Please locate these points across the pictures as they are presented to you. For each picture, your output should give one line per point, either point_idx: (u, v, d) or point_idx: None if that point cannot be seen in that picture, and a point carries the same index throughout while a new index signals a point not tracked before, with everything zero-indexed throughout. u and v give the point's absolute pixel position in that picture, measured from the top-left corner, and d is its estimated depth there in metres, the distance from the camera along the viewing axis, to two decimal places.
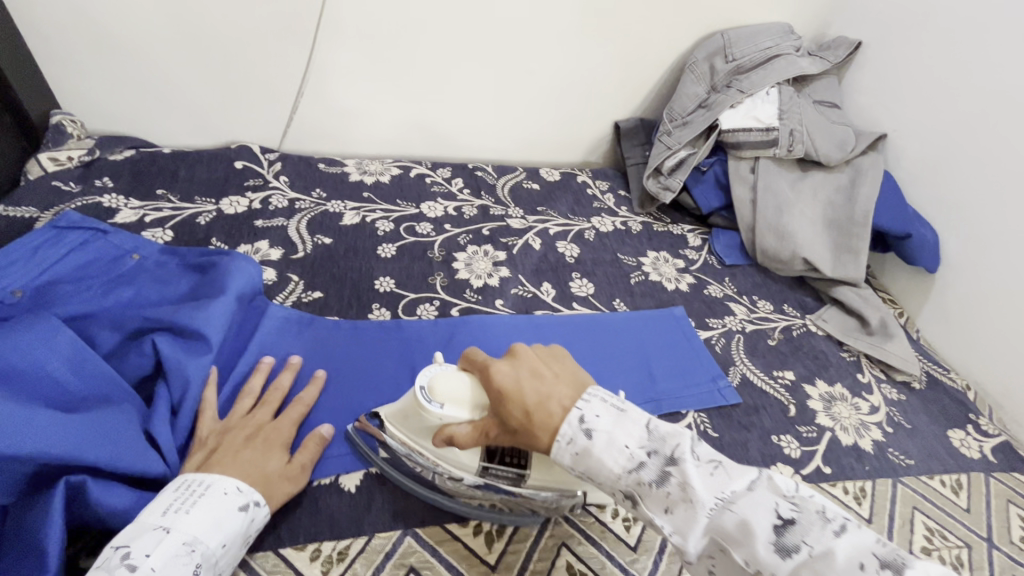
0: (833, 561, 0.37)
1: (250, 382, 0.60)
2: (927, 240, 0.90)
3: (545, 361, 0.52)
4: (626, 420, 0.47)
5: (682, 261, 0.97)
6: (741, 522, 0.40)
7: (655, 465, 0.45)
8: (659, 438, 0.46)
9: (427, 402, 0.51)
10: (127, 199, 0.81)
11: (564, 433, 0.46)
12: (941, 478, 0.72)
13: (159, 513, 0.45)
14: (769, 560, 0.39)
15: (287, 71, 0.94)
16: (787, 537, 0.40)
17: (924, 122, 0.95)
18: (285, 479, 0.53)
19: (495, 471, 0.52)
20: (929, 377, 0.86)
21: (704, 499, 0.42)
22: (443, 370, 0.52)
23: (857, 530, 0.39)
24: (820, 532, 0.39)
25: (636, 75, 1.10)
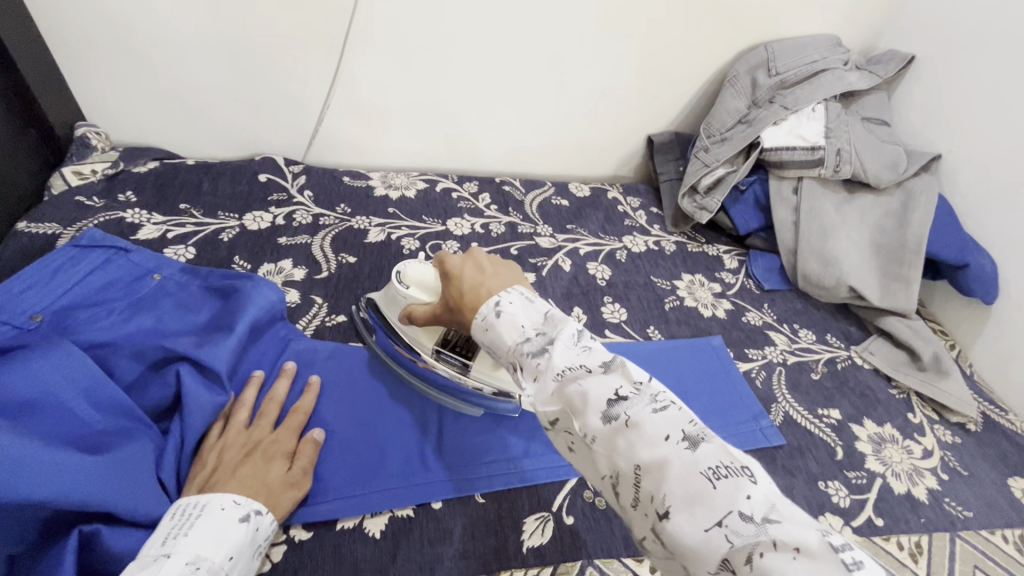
0: (642, 430, 0.37)
1: (243, 394, 0.57)
2: (986, 269, 0.84)
3: (495, 263, 0.54)
4: (532, 307, 0.47)
5: (719, 284, 0.93)
6: (582, 394, 0.40)
7: (538, 342, 0.44)
8: (553, 322, 0.45)
9: (400, 283, 0.63)
10: (150, 214, 0.80)
11: (481, 312, 0.48)
12: (1002, 533, 0.67)
13: (158, 544, 0.43)
14: (594, 425, 0.39)
15: (314, 82, 0.91)
16: (614, 409, 0.39)
17: (984, 142, 0.89)
18: (289, 486, 0.51)
19: (445, 356, 0.63)
20: (985, 417, 0.80)
21: (556, 365, 0.42)
22: (420, 262, 0.64)
23: (676, 410, 0.38)
24: (642, 406, 0.38)
25: (672, 88, 1.05)
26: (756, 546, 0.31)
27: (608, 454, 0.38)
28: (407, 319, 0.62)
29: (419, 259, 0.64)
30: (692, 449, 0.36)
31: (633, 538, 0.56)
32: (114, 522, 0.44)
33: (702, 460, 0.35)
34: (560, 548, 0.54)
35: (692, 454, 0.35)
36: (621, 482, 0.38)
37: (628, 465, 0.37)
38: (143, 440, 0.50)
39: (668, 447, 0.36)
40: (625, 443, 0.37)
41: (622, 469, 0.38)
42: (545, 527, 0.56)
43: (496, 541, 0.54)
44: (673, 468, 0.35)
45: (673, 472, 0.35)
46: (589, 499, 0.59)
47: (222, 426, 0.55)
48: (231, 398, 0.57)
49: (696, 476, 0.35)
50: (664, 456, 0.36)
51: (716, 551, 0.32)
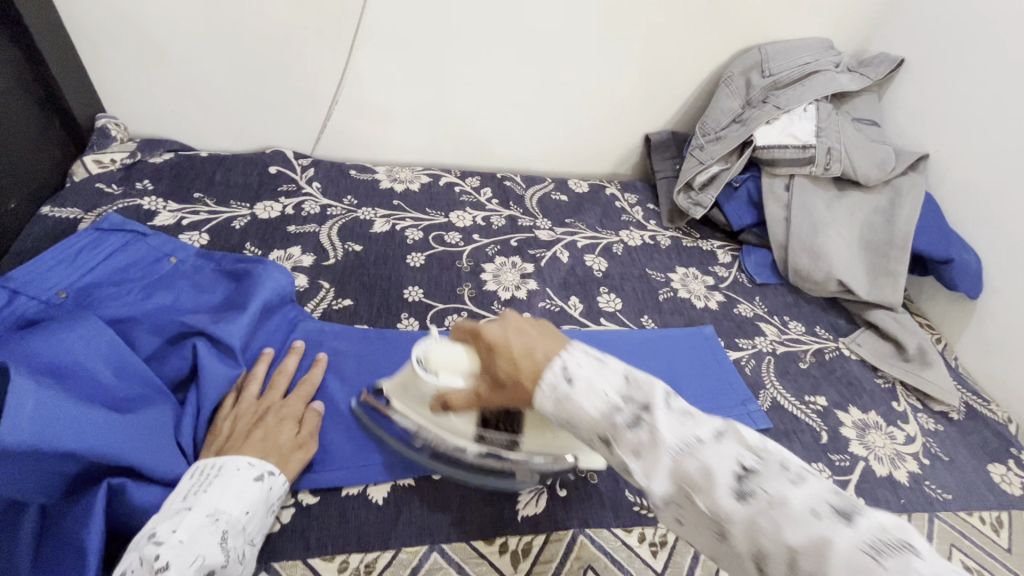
0: (789, 508, 0.34)
1: (254, 368, 0.60)
2: (970, 264, 0.87)
3: (535, 323, 0.50)
4: (606, 369, 0.43)
5: (712, 278, 0.96)
6: (702, 467, 0.37)
7: (630, 411, 0.41)
8: (637, 385, 0.42)
9: (422, 370, 0.54)
10: (165, 202, 0.83)
11: (547, 380, 0.44)
12: (980, 514, 0.69)
13: (180, 499, 0.46)
14: (728, 506, 0.36)
15: (323, 79, 0.95)
16: (746, 485, 0.36)
17: (969, 142, 0.92)
18: (298, 449, 0.55)
19: (489, 437, 0.57)
20: (968, 407, 0.83)
21: (667, 441, 0.39)
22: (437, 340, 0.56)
23: (815, 480, 0.36)
24: (779, 480, 0.36)
25: (669, 88, 1.09)
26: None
27: (748, 536, 0.35)
28: (442, 407, 0.55)
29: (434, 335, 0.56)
30: (850, 525, 0.33)
31: (623, 510, 0.59)
32: (138, 478, 0.47)
33: (862, 535, 0.32)
34: (553, 517, 0.57)
35: (851, 530, 0.33)
36: (765, 563, 0.35)
37: (775, 546, 0.34)
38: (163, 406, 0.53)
39: (821, 523, 0.33)
40: (767, 523, 0.35)
41: (767, 548, 0.35)
42: (539, 498, 0.59)
43: (492, 510, 0.57)
44: (834, 547, 0.32)
45: (836, 548, 0.32)
46: (582, 473, 0.62)
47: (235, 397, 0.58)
48: (244, 372, 0.60)
49: (860, 555, 0.32)
50: (820, 533, 0.33)
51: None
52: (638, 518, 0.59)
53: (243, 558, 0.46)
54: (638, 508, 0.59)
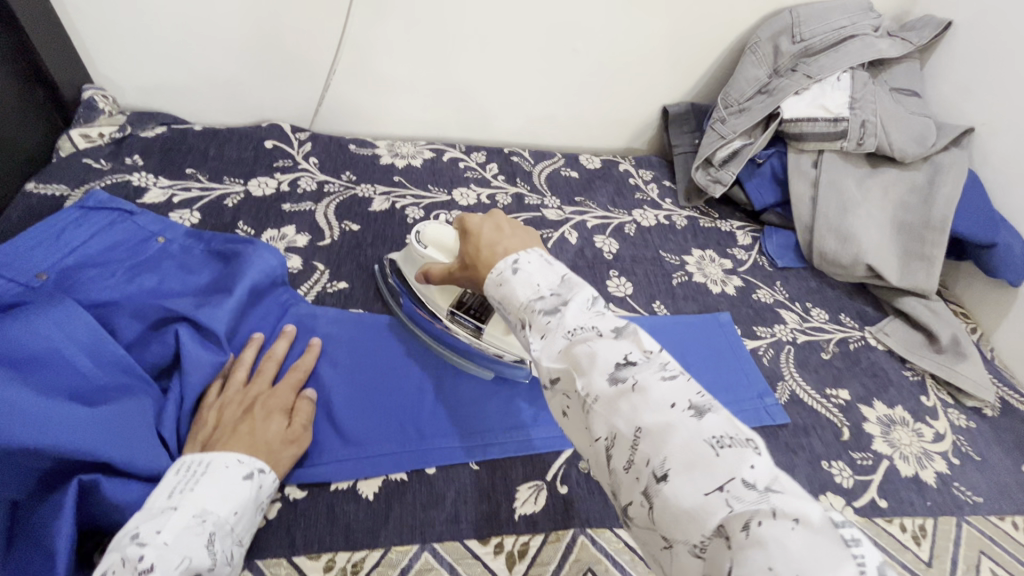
0: (649, 396, 0.36)
1: (242, 354, 0.58)
2: (1015, 248, 0.80)
3: (514, 224, 0.53)
4: (551, 270, 0.45)
5: (730, 261, 0.90)
6: (590, 354, 0.39)
7: (552, 302, 0.43)
8: (569, 286, 0.44)
9: (420, 243, 0.65)
10: (156, 177, 0.80)
11: (497, 268, 0.47)
12: (1013, 520, 0.65)
13: (165, 497, 0.44)
14: (600, 386, 0.37)
15: (321, 47, 0.90)
16: (622, 372, 0.37)
17: (1020, 115, 0.84)
18: (289, 443, 0.52)
19: (459, 320, 0.63)
20: (1003, 402, 0.77)
21: (570, 325, 0.41)
22: (438, 224, 0.65)
23: (685, 381, 0.37)
24: (650, 373, 0.37)
25: (689, 56, 1.01)
26: (755, 514, 0.29)
27: (606, 416, 0.37)
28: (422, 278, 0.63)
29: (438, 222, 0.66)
30: (698, 418, 0.34)
31: None
32: (112, 473, 0.45)
33: (708, 429, 0.33)
34: (552, 516, 0.54)
35: (698, 424, 0.34)
36: (615, 446, 0.36)
37: (627, 428, 0.36)
38: (143, 397, 0.50)
39: (673, 412, 0.35)
40: (627, 406, 0.36)
41: (619, 429, 0.36)
42: (538, 496, 0.56)
43: (489, 507, 0.54)
44: (678, 433, 0.34)
45: (677, 437, 0.33)
46: (585, 470, 0.58)
47: (222, 385, 0.55)
48: (230, 359, 0.57)
49: (699, 445, 0.33)
50: (666, 421, 0.34)
51: (712, 517, 0.31)
52: None
53: (231, 561, 0.44)
54: None
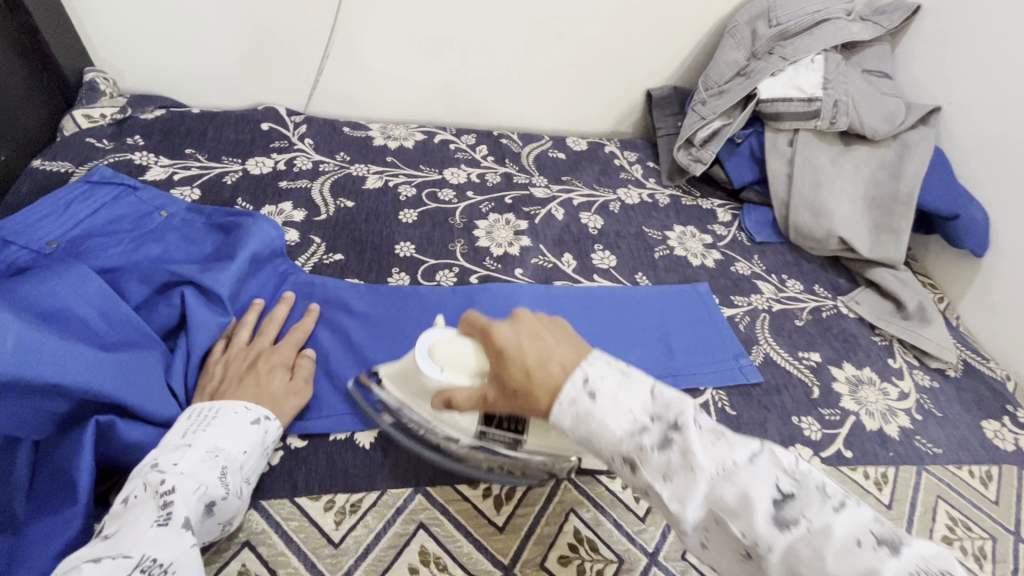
0: (832, 537, 0.33)
1: (244, 317, 0.62)
2: (977, 220, 0.85)
3: (549, 326, 0.48)
4: (632, 384, 0.42)
5: (711, 236, 0.94)
6: (742, 494, 0.36)
7: (658, 431, 0.40)
8: (665, 404, 0.41)
9: (426, 363, 0.51)
10: (156, 157, 0.83)
11: (567, 394, 0.42)
12: (970, 469, 0.69)
13: (179, 436, 0.48)
14: (769, 534, 0.35)
15: (315, 33, 0.93)
16: (784, 510, 0.35)
17: (983, 94, 0.88)
18: (291, 394, 0.56)
19: (492, 436, 0.52)
20: (966, 364, 0.82)
21: (705, 466, 0.38)
22: (443, 334, 0.53)
23: (857, 506, 0.35)
24: (821, 507, 0.35)
25: (671, 41, 1.05)
26: None
27: (784, 564, 0.34)
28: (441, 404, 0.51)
29: (437, 327, 0.54)
30: (896, 556, 0.33)
31: None
32: (126, 417, 0.48)
33: (908, 566, 0.32)
34: None
35: (897, 561, 0.32)
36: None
37: None
38: (152, 352, 0.54)
39: (866, 554, 0.33)
40: (811, 553, 0.34)
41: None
42: None
43: None
44: None
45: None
46: None
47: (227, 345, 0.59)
48: (233, 322, 0.61)
49: None
50: (870, 564, 0.32)
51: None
52: None
53: (241, 494, 0.47)
54: None
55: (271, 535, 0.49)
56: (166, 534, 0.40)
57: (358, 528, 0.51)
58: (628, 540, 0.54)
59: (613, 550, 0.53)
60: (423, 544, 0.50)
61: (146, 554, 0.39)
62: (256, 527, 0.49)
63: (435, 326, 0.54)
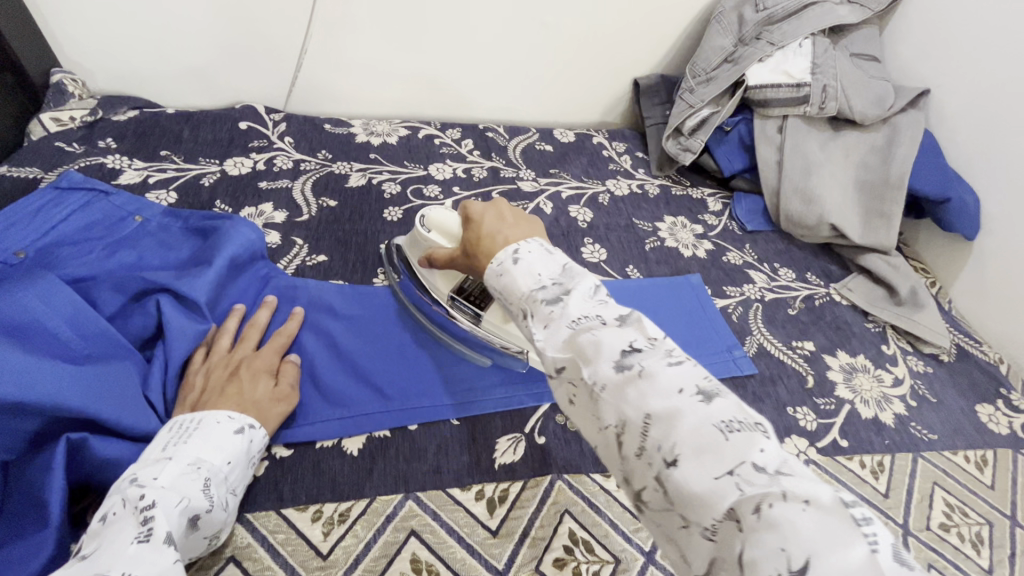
0: (655, 380, 0.35)
1: (225, 323, 0.60)
2: (968, 203, 0.84)
3: (517, 214, 0.52)
4: (552, 259, 0.45)
5: (701, 226, 0.93)
6: (594, 342, 0.37)
7: (554, 291, 0.42)
8: (570, 275, 0.43)
9: (423, 226, 0.65)
10: (130, 160, 0.81)
11: (498, 259, 0.45)
12: (965, 454, 0.69)
13: (158, 450, 0.46)
14: (605, 373, 0.36)
15: (290, 28, 0.90)
16: (627, 359, 0.36)
17: (974, 75, 0.87)
18: (277, 401, 0.54)
19: (457, 304, 0.65)
20: (959, 348, 0.81)
21: (571, 313, 0.40)
22: (444, 208, 0.65)
23: (691, 365, 0.36)
24: (656, 359, 0.36)
25: (657, 27, 1.03)
26: (767, 497, 0.28)
27: (614, 405, 0.36)
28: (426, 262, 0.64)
29: (445, 206, 0.66)
30: (707, 403, 0.33)
31: (601, 456, 0.59)
32: (101, 432, 0.47)
33: (716, 413, 0.32)
34: (530, 463, 0.57)
35: (707, 409, 0.33)
36: (625, 432, 0.35)
37: (635, 414, 0.35)
38: (127, 363, 0.52)
39: (679, 397, 0.34)
40: (634, 393, 0.35)
41: (629, 417, 0.35)
42: (517, 447, 0.58)
43: (470, 459, 0.57)
44: (684, 417, 0.33)
45: (685, 422, 0.33)
46: (561, 421, 0.61)
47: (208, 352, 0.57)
48: (213, 327, 0.59)
49: (708, 429, 0.32)
50: (675, 406, 0.33)
51: (725, 500, 0.30)
52: None
53: (226, 508, 0.46)
54: None
55: (258, 549, 0.48)
56: (147, 550, 0.38)
57: (347, 538, 0.49)
58: (624, 539, 0.53)
59: (609, 551, 0.52)
60: (415, 552, 0.49)
61: (126, 570, 0.36)
62: (242, 541, 0.48)
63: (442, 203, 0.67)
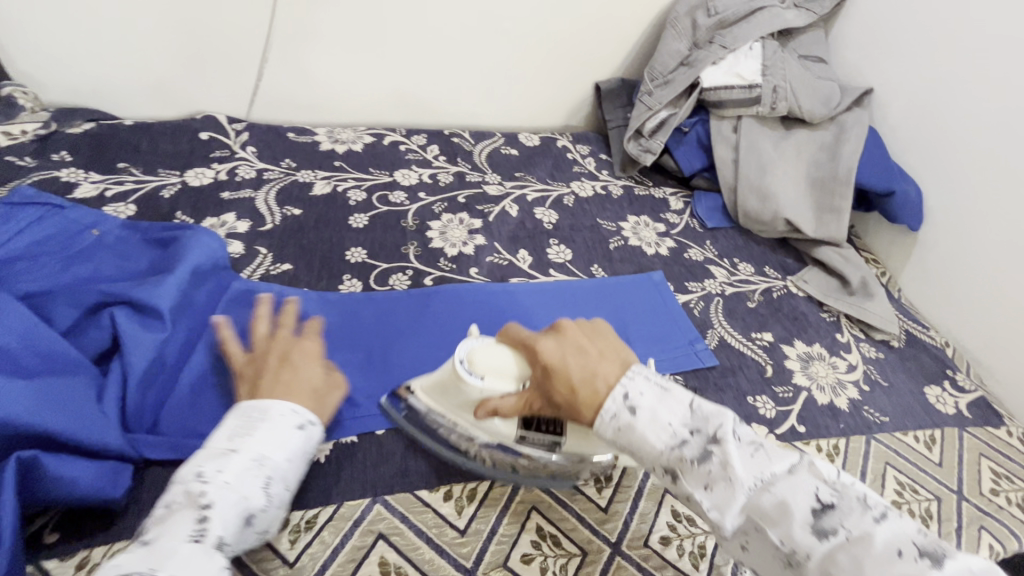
0: (871, 545, 0.36)
1: (260, 315, 0.61)
2: (911, 196, 0.88)
3: (587, 339, 0.52)
4: (670, 398, 0.46)
5: (664, 225, 0.96)
6: (779, 503, 0.40)
7: (698, 444, 0.43)
8: (703, 418, 0.45)
9: (468, 372, 0.54)
10: (86, 173, 0.79)
11: (608, 410, 0.46)
12: (915, 434, 0.72)
13: (225, 439, 0.48)
14: (806, 540, 0.38)
15: (251, 37, 0.90)
16: (825, 521, 0.39)
17: (912, 74, 0.92)
18: (331, 388, 0.57)
19: (530, 439, 0.55)
20: (908, 334, 0.85)
21: (744, 478, 0.41)
22: (483, 342, 0.55)
23: (897, 519, 0.38)
24: (860, 517, 0.38)
25: (615, 33, 1.06)
26: None
27: (823, 570, 0.38)
28: (487, 414, 0.54)
29: (473, 342, 0.56)
30: (938, 567, 0.35)
31: None
32: (52, 449, 0.46)
33: None
34: None
35: (939, 572, 0.35)
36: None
37: None
38: (83, 377, 0.51)
39: (905, 562, 0.35)
40: (847, 559, 0.37)
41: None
42: None
43: (437, 461, 0.57)
44: None
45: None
46: None
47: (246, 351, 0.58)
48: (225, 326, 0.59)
49: None
50: (908, 574, 0.35)
51: None
52: None
53: (281, 504, 0.48)
54: None
55: None
56: (198, 554, 0.40)
57: (314, 544, 0.49)
58: (591, 532, 0.55)
59: (576, 544, 0.54)
60: (383, 555, 0.50)
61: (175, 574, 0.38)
62: None
63: (473, 335, 0.57)
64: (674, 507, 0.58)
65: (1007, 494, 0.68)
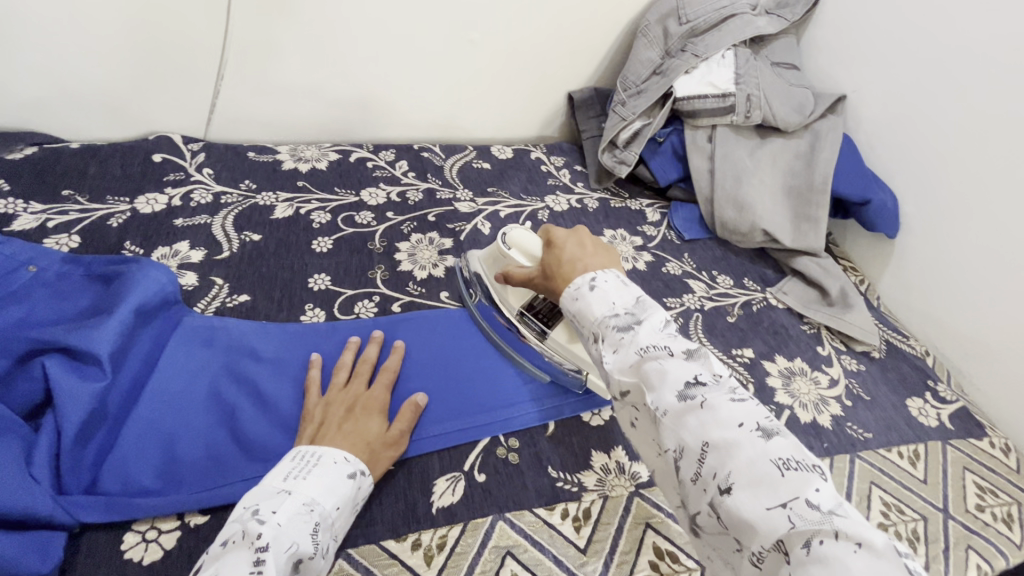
0: (717, 414, 0.40)
1: (340, 358, 0.63)
2: (887, 204, 0.88)
3: (597, 246, 0.59)
4: (626, 291, 0.50)
5: (641, 238, 0.94)
6: (661, 371, 0.43)
7: (626, 319, 0.48)
8: (642, 307, 0.49)
9: (504, 242, 0.68)
10: (27, 203, 0.74)
11: (575, 284, 0.52)
12: (899, 450, 0.71)
13: (281, 479, 0.49)
14: (671, 403, 0.41)
15: (205, 54, 0.85)
16: (691, 391, 0.41)
17: (885, 80, 0.91)
18: (387, 447, 0.56)
19: (527, 321, 0.69)
20: (888, 345, 0.84)
21: (642, 343, 0.45)
22: (525, 228, 0.68)
23: (752, 404, 0.41)
24: (719, 394, 0.41)
25: (586, 42, 1.04)
26: (815, 532, 0.33)
27: (674, 433, 0.41)
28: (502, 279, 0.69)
29: (526, 227, 0.68)
30: (765, 439, 0.38)
31: (544, 489, 0.58)
32: None
33: (773, 449, 0.37)
34: (470, 504, 0.55)
35: (764, 444, 0.38)
36: (684, 457, 0.40)
37: (695, 442, 0.40)
38: (9, 436, 0.48)
39: (740, 432, 0.38)
40: (694, 422, 0.40)
41: (687, 443, 0.40)
42: (456, 487, 0.57)
43: (405, 506, 0.54)
44: (742, 451, 0.37)
45: (742, 453, 0.37)
46: (502, 456, 0.60)
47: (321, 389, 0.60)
48: (320, 360, 0.62)
49: (764, 463, 0.37)
50: (734, 439, 0.38)
51: (772, 528, 0.35)
52: (560, 494, 0.58)
53: (327, 554, 0.47)
54: (559, 483, 0.58)
55: None
56: None
57: None
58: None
59: None
60: None
61: None
62: None
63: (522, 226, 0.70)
64: (655, 544, 0.55)
65: (992, 509, 0.67)
